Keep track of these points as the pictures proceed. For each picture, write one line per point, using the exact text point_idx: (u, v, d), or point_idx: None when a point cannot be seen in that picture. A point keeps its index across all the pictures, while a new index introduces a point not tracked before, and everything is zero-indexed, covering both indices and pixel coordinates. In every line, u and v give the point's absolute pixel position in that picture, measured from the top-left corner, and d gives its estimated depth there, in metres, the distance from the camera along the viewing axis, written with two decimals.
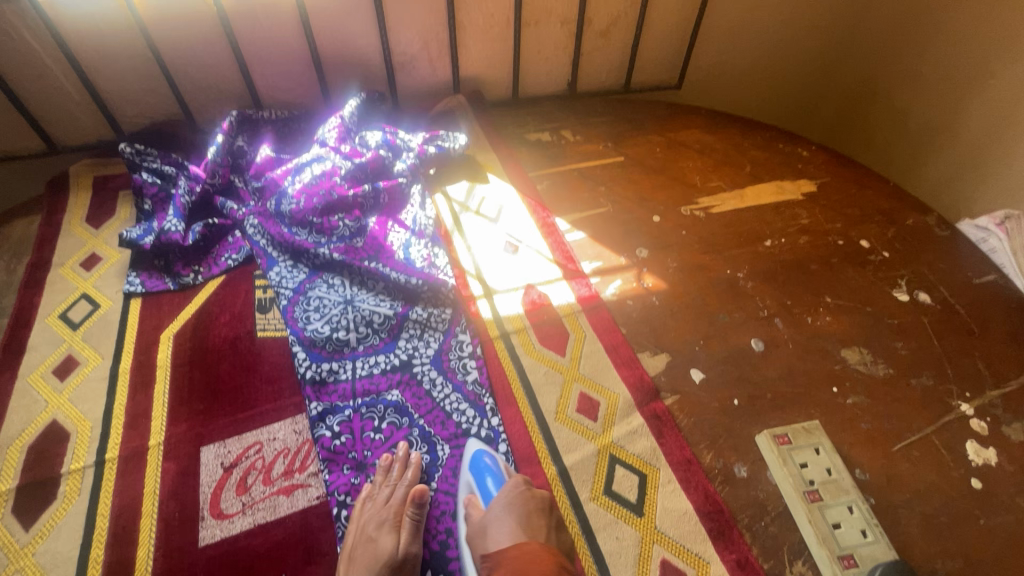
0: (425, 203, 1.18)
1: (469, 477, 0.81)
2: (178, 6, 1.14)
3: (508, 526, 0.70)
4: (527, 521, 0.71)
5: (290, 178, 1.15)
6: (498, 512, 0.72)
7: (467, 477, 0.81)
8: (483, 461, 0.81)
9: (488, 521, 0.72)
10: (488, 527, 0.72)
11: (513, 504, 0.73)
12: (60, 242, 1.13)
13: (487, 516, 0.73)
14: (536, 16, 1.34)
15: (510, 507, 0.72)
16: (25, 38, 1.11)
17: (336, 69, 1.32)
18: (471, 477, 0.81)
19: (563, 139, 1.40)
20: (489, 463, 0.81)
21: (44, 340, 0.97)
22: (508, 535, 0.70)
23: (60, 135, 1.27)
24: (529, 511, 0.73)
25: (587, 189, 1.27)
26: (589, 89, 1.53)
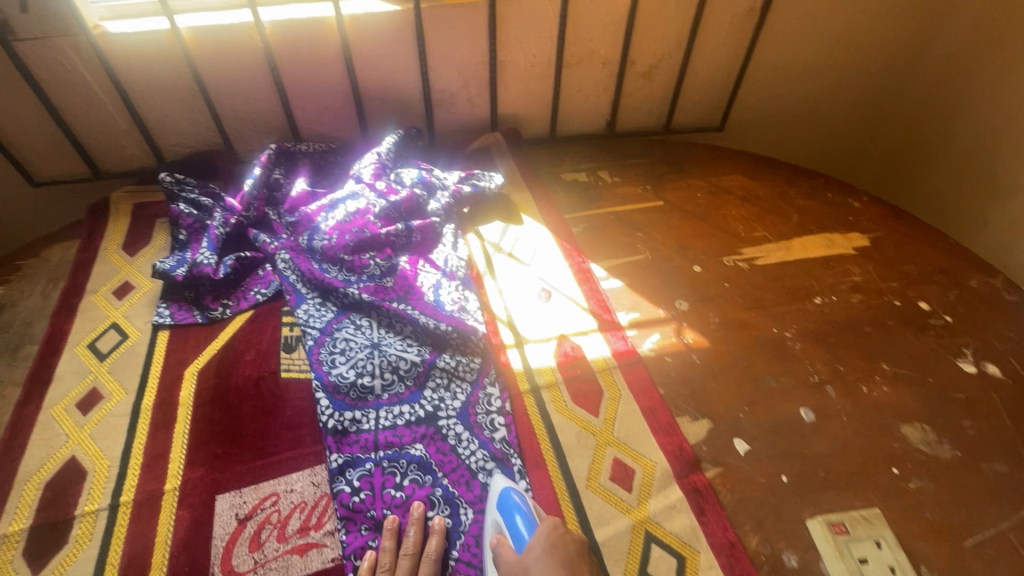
0: (457, 244, 1.16)
1: (497, 513, 0.78)
2: (226, 41, 1.16)
3: (552, 569, 0.68)
4: (570, 563, 0.69)
5: (323, 213, 1.14)
6: (539, 554, 0.69)
7: (495, 514, 0.78)
8: (512, 498, 0.78)
9: (529, 563, 0.69)
10: (529, 567, 0.68)
11: (553, 548, 0.70)
12: (95, 269, 1.14)
13: (527, 560, 0.69)
14: (578, 56, 1.32)
15: (552, 550, 0.70)
16: (78, 69, 1.14)
17: (375, 105, 1.32)
18: (500, 515, 0.77)
19: (600, 180, 1.36)
20: (517, 500, 0.77)
21: (71, 370, 0.97)
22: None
23: (104, 161, 1.30)
24: (570, 555, 0.70)
25: (625, 233, 1.22)
26: (629, 128, 1.50)
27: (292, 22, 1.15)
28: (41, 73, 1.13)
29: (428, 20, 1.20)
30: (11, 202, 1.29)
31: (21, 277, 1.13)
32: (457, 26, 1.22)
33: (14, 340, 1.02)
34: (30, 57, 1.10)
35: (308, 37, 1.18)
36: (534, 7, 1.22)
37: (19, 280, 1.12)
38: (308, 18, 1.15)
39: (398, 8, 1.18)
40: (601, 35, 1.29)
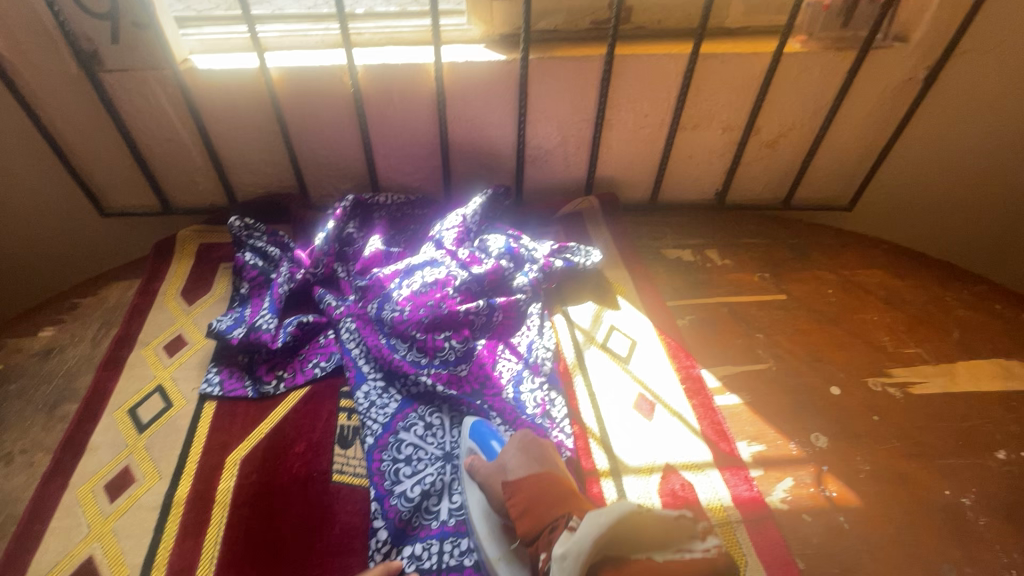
0: (544, 329, 1.00)
1: (471, 441, 0.82)
2: (315, 83, 1.06)
3: (525, 462, 0.73)
4: (542, 456, 0.74)
5: (397, 279, 1.00)
6: (512, 451, 0.74)
7: (469, 442, 0.82)
8: (485, 427, 0.84)
9: (504, 460, 0.74)
10: (505, 464, 0.73)
11: (527, 446, 0.75)
12: (150, 317, 1.05)
13: (501, 460, 0.74)
14: (696, 120, 1.16)
15: (524, 450, 0.74)
16: (161, 103, 1.07)
17: (463, 157, 1.20)
18: (475, 442, 0.82)
19: (708, 261, 1.18)
20: (489, 428, 0.84)
21: (105, 440, 0.86)
22: (526, 467, 0.72)
23: (175, 196, 1.23)
24: (542, 451, 0.75)
25: (741, 333, 1.02)
26: (742, 201, 1.31)
27: (387, 67, 1.05)
28: (123, 105, 1.07)
29: (534, 72, 1.07)
30: (80, 230, 1.24)
31: (75, 318, 1.06)
32: (564, 80, 1.09)
33: (54, 395, 0.93)
34: (115, 88, 1.04)
35: (401, 84, 1.07)
36: (656, 64, 1.07)
37: (72, 322, 1.05)
38: (404, 63, 1.05)
39: (503, 57, 1.06)
40: (727, 98, 1.13)
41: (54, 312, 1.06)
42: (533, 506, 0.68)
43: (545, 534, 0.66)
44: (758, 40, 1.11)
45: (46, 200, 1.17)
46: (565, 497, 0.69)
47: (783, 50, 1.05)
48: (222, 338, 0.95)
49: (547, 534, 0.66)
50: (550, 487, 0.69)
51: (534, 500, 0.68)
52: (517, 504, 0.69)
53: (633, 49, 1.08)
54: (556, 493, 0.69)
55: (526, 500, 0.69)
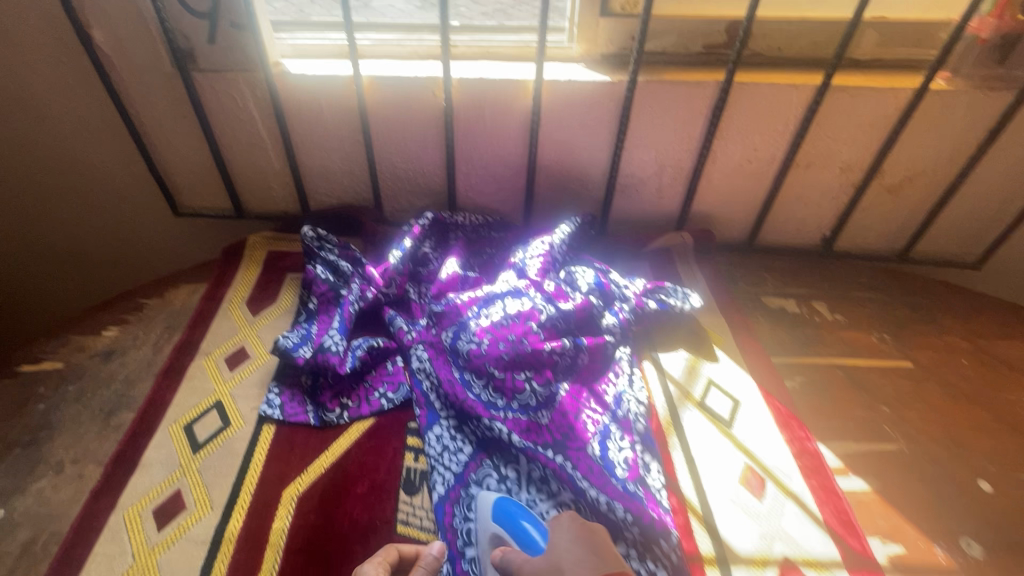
0: (635, 379, 0.89)
1: (497, 525, 0.69)
2: (405, 94, 1.01)
3: (586, 556, 0.58)
4: (602, 548, 0.59)
5: (475, 307, 0.92)
6: (566, 543, 0.60)
7: (492, 527, 0.69)
8: (511, 505, 0.70)
9: (558, 555, 0.59)
10: (562, 562, 0.58)
11: (582, 536, 0.61)
12: (214, 325, 1.00)
13: (555, 554, 0.59)
14: (812, 157, 1.05)
15: (580, 539, 0.61)
16: (248, 106, 1.04)
17: (549, 181, 1.12)
18: (500, 525, 0.69)
19: (816, 314, 1.05)
20: (519, 506, 0.70)
21: (158, 457, 0.80)
22: (592, 563, 0.56)
23: (249, 202, 1.19)
24: (598, 541, 0.60)
25: (861, 403, 0.89)
26: (851, 248, 1.18)
27: (483, 83, 0.99)
28: (211, 106, 1.04)
29: (639, 96, 0.99)
30: (153, 227, 1.22)
31: (139, 319, 1.02)
32: (671, 107, 1.00)
33: (111, 401, 0.88)
34: (205, 88, 1.02)
35: (495, 100, 1.01)
36: (776, 94, 0.97)
37: (137, 323, 1.01)
38: (501, 79, 0.98)
39: (607, 78, 0.98)
40: (852, 136, 1.01)
41: (120, 311, 1.03)
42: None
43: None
44: (893, 74, 0.99)
45: (124, 195, 1.16)
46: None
47: (926, 87, 0.93)
48: (288, 356, 0.88)
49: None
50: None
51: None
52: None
53: (751, 77, 0.98)
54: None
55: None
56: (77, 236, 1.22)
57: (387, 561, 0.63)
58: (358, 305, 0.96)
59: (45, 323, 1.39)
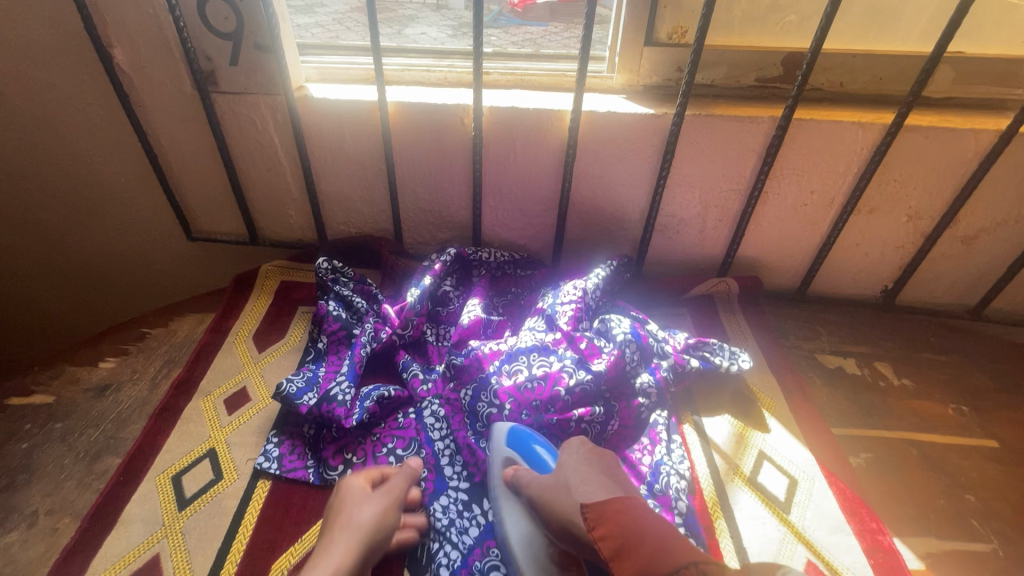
0: (674, 449, 0.79)
1: (510, 449, 0.75)
2: (432, 122, 0.95)
3: (593, 480, 0.66)
4: (609, 475, 0.67)
5: (498, 362, 0.84)
6: (574, 463, 0.68)
7: (506, 450, 0.75)
8: (523, 430, 0.77)
9: (569, 477, 0.67)
10: (570, 480, 0.66)
11: (591, 461, 0.69)
12: (216, 361, 0.94)
13: (563, 473, 0.67)
14: (876, 202, 0.95)
15: (590, 462, 0.69)
16: (268, 131, 0.99)
17: (581, 218, 1.04)
18: (514, 449, 0.75)
19: (881, 378, 0.93)
20: (529, 432, 0.77)
21: (140, 513, 0.72)
22: (601, 488, 0.64)
23: (265, 228, 1.14)
24: (604, 465, 0.69)
25: (941, 490, 0.77)
26: (916, 302, 1.06)
27: (516, 112, 0.92)
28: (230, 129, 1.00)
29: (685, 131, 0.91)
30: (166, 252, 1.17)
31: (139, 350, 0.96)
32: (720, 143, 0.91)
33: (98, 443, 0.81)
34: (225, 111, 0.97)
35: (528, 130, 0.94)
36: (839, 133, 0.88)
37: (136, 355, 0.95)
38: (536, 109, 0.91)
39: (651, 110, 0.90)
40: (924, 181, 0.91)
41: (120, 341, 0.97)
42: (629, 543, 0.55)
43: None
44: (972, 114, 0.89)
45: (138, 217, 1.11)
46: (669, 540, 0.54)
47: (1015, 130, 0.83)
48: (290, 404, 0.80)
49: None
50: (641, 515, 0.58)
51: (631, 537, 0.55)
52: (608, 540, 0.56)
53: (810, 113, 0.89)
54: (654, 526, 0.56)
55: (618, 530, 0.57)
56: (89, 258, 1.17)
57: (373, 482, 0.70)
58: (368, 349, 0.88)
59: (52, 344, 1.35)
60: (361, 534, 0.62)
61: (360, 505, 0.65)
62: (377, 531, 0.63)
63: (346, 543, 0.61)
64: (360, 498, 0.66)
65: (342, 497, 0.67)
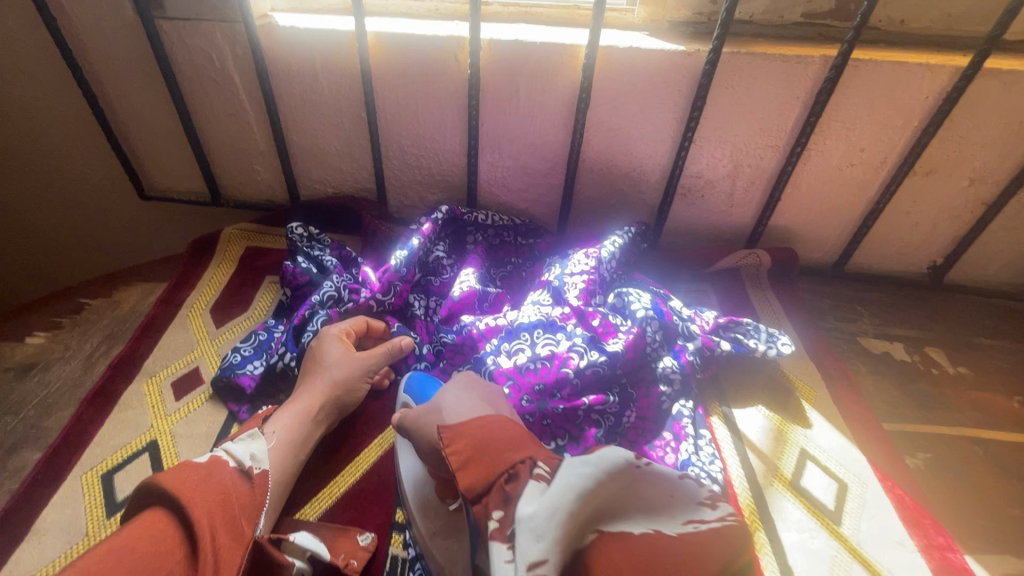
0: (704, 449, 0.67)
1: (408, 395, 0.68)
2: (421, 58, 0.80)
3: (469, 400, 0.53)
4: (492, 399, 0.55)
5: (495, 341, 0.73)
6: (451, 389, 0.55)
7: (405, 397, 0.68)
8: (428, 378, 0.71)
9: (440, 399, 0.54)
10: (443, 402, 0.54)
11: (473, 386, 0.56)
12: (166, 337, 0.80)
13: (436, 398, 0.55)
14: (936, 163, 0.82)
15: (471, 386, 0.56)
16: (227, 67, 0.84)
17: (591, 178, 0.90)
18: (412, 395, 0.68)
19: (932, 366, 0.82)
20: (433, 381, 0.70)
21: (60, 521, 0.60)
22: (474, 406, 0.52)
23: (227, 187, 0.99)
24: (489, 392, 0.56)
25: (1014, 496, 0.66)
26: (968, 280, 0.94)
27: (520, 47, 0.78)
28: (181, 65, 0.84)
29: (720, 74, 0.77)
30: (117, 212, 1.03)
31: (75, 324, 0.82)
32: (761, 90, 0.78)
33: (16, 434, 0.68)
34: (175, 43, 0.82)
35: (536, 70, 0.79)
36: (901, 78, 0.74)
37: (71, 330, 0.81)
38: (544, 43, 0.77)
39: (681, 47, 0.76)
40: (995, 139, 0.78)
41: (53, 313, 0.83)
42: (481, 453, 0.46)
43: (495, 489, 0.44)
44: None
45: (83, 171, 0.97)
46: (525, 441, 0.47)
47: None
48: (229, 375, 0.72)
49: (500, 487, 0.43)
50: (503, 430, 0.48)
51: (484, 447, 0.46)
52: (458, 454, 0.46)
53: (869, 53, 0.75)
54: (511, 437, 0.48)
55: (472, 445, 0.47)
56: (30, 218, 1.03)
57: (350, 333, 0.73)
58: (326, 311, 0.76)
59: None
60: (329, 387, 0.67)
61: (334, 360, 0.68)
62: (343, 387, 0.68)
63: (318, 392, 0.66)
64: (335, 353, 0.69)
65: (317, 349, 0.70)
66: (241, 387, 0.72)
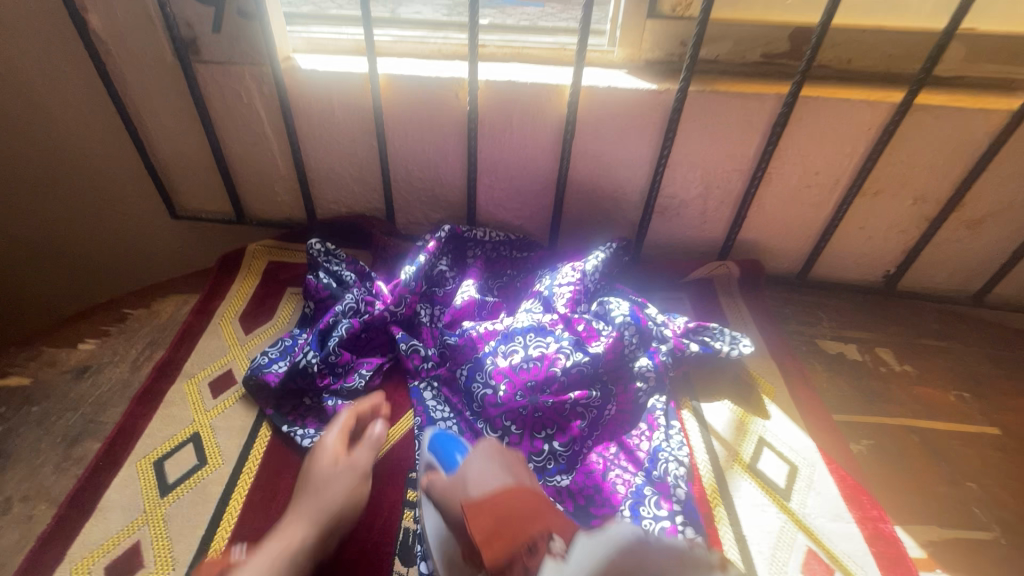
0: (675, 436, 0.77)
1: (431, 454, 0.72)
2: (425, 95, 0.91)
3: (490, 473, 0.64)
4: (510, 469, 0.65)
5: (493, 342, 0.83)
6: (476, 460, 0.66)
7: (429, 455, 0.72)
8: (450, 438, 0.73)
9: (466, 472, 0.64)
10: (468, 474, 0.64)
11: (493, 458, 0.67)
12: (202, 343, 0.90)
13: (462, 470, 0.65)
14: (882, 184, 0.92)
15: (492, 459, 0.66)
16: (254, 103, 0.95)
17: (578, 198, 1.01)
18: (435, 455, 0.71)
19: (881, 364, 0.92)
20: (455, 441, 0.73)
21: (120, 500, 0.70)
22: (496, 478, 0.62)
23: (251, 207, 1.10)
24: (507, 462, 0.67)
25: (943, 477, 0.76)
26: (918, 288, 1.04)
27: (512, 86, 0.88)
28: (213, 102, 0.95)
29: (688, 108, 0.88)
30: (150, 229, 1.13)
31: (120, 332, 0.92)
32: (724, 122, 0.88)
33: (77, 427, 0.78)
34: (209, 83, 0.93)
35: (527, 105, 0.90)
36: (845, 112, 0.85)
37: (117, 337, 0.91)
38: (534, 83, 0.88)
39: (653, 86, 0.87)
40: (932, 164, 0.88)
41: (100, 322, 0.93)
42: (502, 526, 0.54)
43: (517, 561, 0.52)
44: (983, 94, 0.86)
45: (122, 194, 1.07)
46: (542, 514, 0.56)
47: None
48: (258, 374, 0.82)
49: (523, 561, 0.51)
50: (524, 501, 0.57)
51: (505, 520, 0.55)
52: (480, 527, 0.55)
53: (817, 90, 0.86)
54: (531, 508, 0.56)
55: (493, 519, 0.55)
56: (72, 236, 1.14)
57: (343, 433, 0.73)
58: (349, 320, 0.87)
59: (40, 320, 1.33)
60: (313, 501, 0.65)
61: (324, 469, 0.69)
62: (330, 498, 0.66)
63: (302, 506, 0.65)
64: (325, 459, 0.70)
65: (310, 462, 0.70)
66: (267, 383, 0.81)
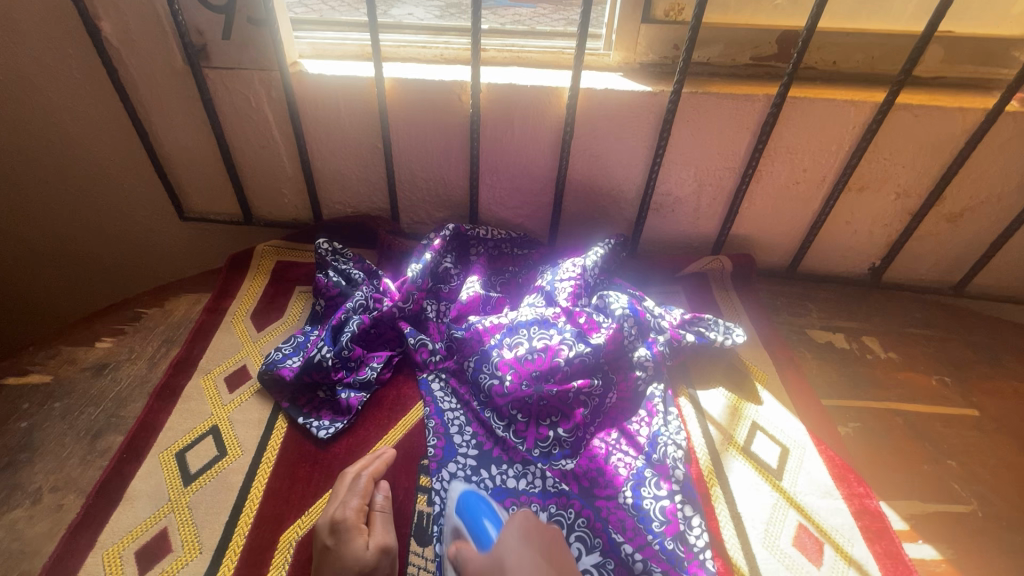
0: (672, 421, 0.81)
1: (459, 519, 0.68)
2: (429, 98, 0.94)
3: (530, 560, 0.56)
4: (550, 552, 0.59)
5: (498, 335, 0.87)
6: (513, 542, 0.59)
7: (456, 520, 0.68)
8: (478, 501, 0.69)
9: (504, 557, 0.57)
10: (506, 560, 0.57)
11: (531, 535, 0.60)
12: (216, 340, 0.94)
13: (499, 553, 0.58)
14: (867, 180, 0.97)
15: (529, 538, 0.59)
16: (262, 107, 0.98)
17: (577, 196, 1.05)
18: (462, 520, 0.68)
19: (867, 352, 0.96)
20: (486, 504, 0.69)
21: (146, 489, 0.73)
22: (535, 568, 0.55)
23: (258, 208, 1.13)
24: (547, 541, 0.60)
25: (925, 456, 0.81)
26: (902, 279, 1.09)
27: (513, 90, 0.92)
28: (222, 106, 0.98)
29: (682, 109, 0.91)
30: (160, 230, 1.16)
31: (136, 330, 0.95)
32: (716, 122, 0.92)
33: (99, 421, 0.81)
34: (218, 88, 0.96)
35: (527, 107, 0.93)
36: (830, 112, 0.89)
37: (133, 335, 0.94)
38: (533, 86, 0.91)
39: (648, 88, 0.90)
40: (912, 161, 0.93)
41: (115, 321, 0.96)
42: None
43: None
44: (960, 94, 0.90)
45: (132, 195, 1.10)
46: None
47: (1000, 109, 0.84)
48: (273, 369, 0.85)
49: None
50: None
51: None
52: None
53: (804, 91, 0.90)
54: None
55: None
56: (84, 236, 1.17)
57: (363, 507, 0.69)
58: (359, 317, 0.90)
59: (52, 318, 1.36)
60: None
61: (357, 542, 0.64)
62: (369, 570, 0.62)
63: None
64: (357, 539, 0.64)
65: (337, 549, 0.64)
66: (282, 377, 0.84)
